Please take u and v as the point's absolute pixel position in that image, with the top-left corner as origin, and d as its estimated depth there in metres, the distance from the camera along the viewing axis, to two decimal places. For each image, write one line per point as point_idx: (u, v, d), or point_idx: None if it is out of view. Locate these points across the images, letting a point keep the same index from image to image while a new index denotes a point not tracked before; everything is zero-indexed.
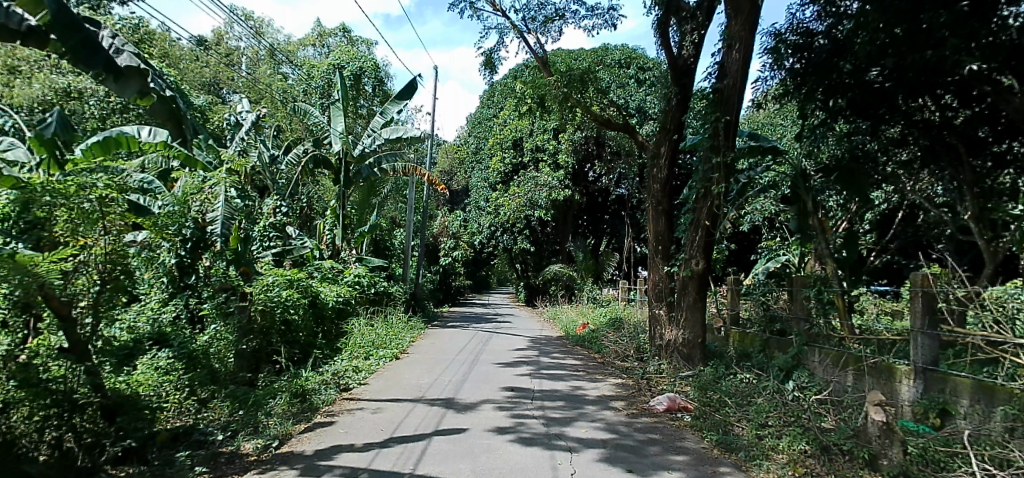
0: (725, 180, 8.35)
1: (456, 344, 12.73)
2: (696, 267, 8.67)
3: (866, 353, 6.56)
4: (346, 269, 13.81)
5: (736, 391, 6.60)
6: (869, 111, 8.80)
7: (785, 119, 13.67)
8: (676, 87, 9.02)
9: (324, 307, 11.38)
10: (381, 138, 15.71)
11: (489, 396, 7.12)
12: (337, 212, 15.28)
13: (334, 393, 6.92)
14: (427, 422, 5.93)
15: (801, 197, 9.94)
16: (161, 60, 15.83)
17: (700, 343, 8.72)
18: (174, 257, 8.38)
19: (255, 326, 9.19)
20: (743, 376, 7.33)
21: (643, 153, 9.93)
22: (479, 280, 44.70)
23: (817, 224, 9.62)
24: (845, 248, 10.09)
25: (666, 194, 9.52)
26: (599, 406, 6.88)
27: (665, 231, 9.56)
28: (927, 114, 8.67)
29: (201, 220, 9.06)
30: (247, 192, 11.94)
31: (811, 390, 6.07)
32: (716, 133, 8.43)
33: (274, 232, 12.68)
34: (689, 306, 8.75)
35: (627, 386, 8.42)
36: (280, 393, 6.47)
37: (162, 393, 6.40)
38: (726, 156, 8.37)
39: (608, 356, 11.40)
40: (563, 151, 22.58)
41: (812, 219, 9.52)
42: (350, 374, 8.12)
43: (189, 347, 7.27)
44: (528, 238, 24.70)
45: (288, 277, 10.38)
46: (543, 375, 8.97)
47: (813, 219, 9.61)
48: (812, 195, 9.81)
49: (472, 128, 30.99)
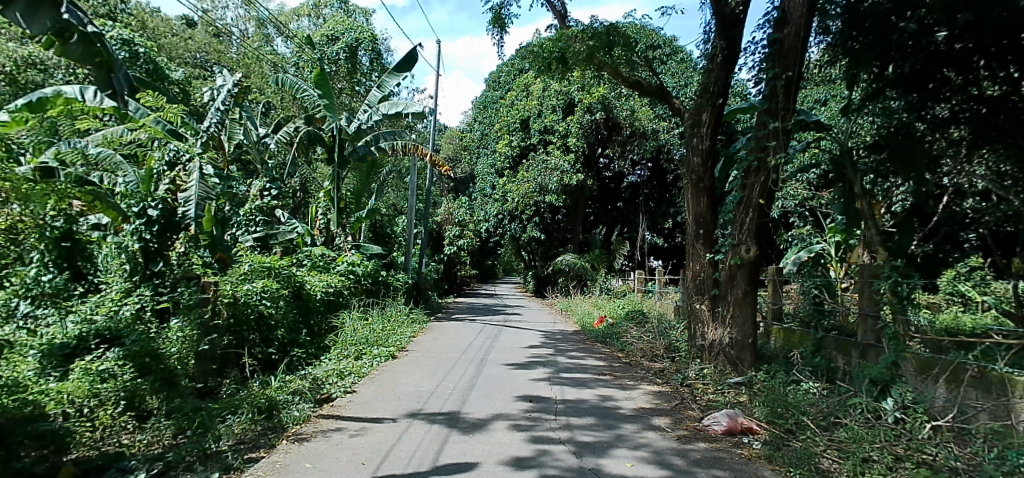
0: (784, 149, 6.97)
1: (461, 341, 11.29)
2: (747, 255, 7.29)
3: (967, 360, 4.93)
4: (338, 257, 12.40)
5: (813, 411, 5.24)
6: (919, 79, 7.18)
7: (828, 92, 12.21)
8: (721, 41, 7.60)
9: (316, 302, 9.76)
10: (378, 113, 13.92)
11: (502, 411, 5.75)
12: (330, 194, 13.61)
13: (306, 409, 5.48)
14: (426, 447, 4.64)
15: (849, 177, 8.47)
16: (138, 31, 14.52)
17: (751, 344, 7.36)
18: (136, 241, 7.68)
19: (224, 324, 7.19)
20: (817, 391, 5.94)
21: (679, 122, 8.51)
22: (485, 270, 43.08)
23: (868, 208, 8.16)
24: (898, 238, 8.39)
25: (709, 169, 8.02)
26: (639, 424, 5.47)
27: (707, 213, 8.08)
28: (987, 89, 7.05)
29: (169, 200, 8.51)
30: (226, 171, 10.71)
31: (916, 410, 4.81)
32: (775, 93, 7.07)
33: (260, 216, 11.55)
34: (737, 301, 7.41)
35: (666, 394, 6.97)
36: (240, 409, 5.13)
37: (94, 402, 5.05)
38: (785, 120, 7.01)
39: (634, 355, 10.00)
40: (573, 134, 21.06)
41: (863, 202, 8.08)
42: (330, 382, 6.71)
43: (144, 340, 5.92)
44: (538, 226, 23.24)
45: (267, 264, 8.63)
46: (565, 380, 7.57)
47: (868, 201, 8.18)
48: (859, 177, 8.36)
49: (479, 111, 29.49)
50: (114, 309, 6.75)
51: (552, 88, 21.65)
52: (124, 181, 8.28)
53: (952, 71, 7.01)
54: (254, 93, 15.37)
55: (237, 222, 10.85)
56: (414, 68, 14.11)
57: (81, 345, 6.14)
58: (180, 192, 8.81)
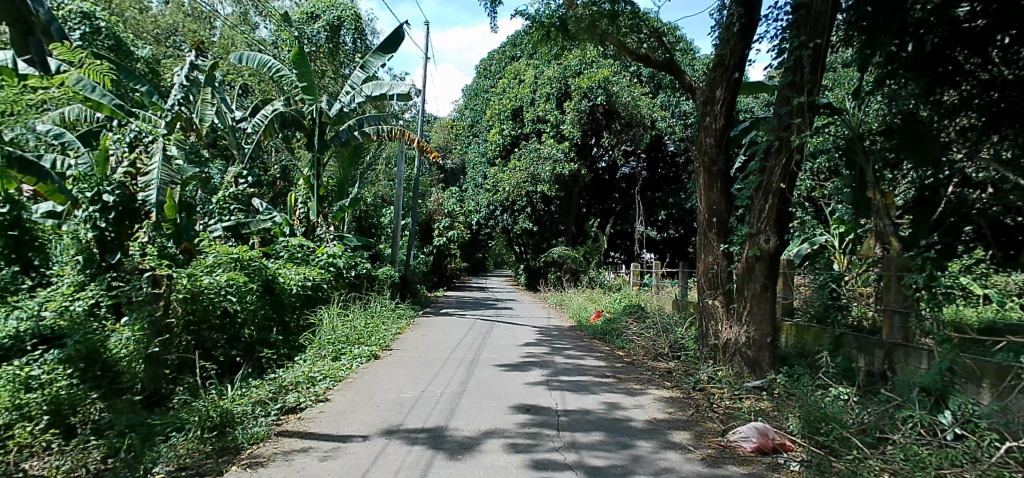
0: (810, 127, 6.26)
1: (450, 338, 10.52)
2: (767, 246, 6.57)
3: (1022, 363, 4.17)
4: (318, 248, 11.51)
5: (853, 425, 4.56)
6: (930, 63, 7.09)
7: (842, 75, 11.47)
8: (739, 8, 6.83)
9: (290, 297, 8.89)
10: (361, 95, 13.00)
11: (496, 426, 5.01)
12: (308, 181, 12.68)
13: (265, 424, 4.69)
14: (407, 473, 3.89)
15: (861, 165, 7.77)
16: (103, 6, 13.58)
17: (770, 344, 6.63)
18: (90, 229, 6.85)
19: (180, 322, 6.28)
20: (853, 403, 5.24)
21: (690, 100, 7.74)
22: (475, 262, 42.00)
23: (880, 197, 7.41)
24: (916, 229, 7.62)
25: (723, 151, 7.25)
26: (656, 441, 4.76)
27: (721, 201, 7.31)
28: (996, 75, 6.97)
29: (129, 184, 7.46)
30: (194, 154, 9.90)
31: (979, 425, 4.11)
32: (801, 64, 6.36)
33: (234, 203, 10.75)
34: (755, 296, 6.68)
35: (678, 401, 6.24)
36: (187, 426, 4.36)
37: (15, 416, 4.28)
38: (811, 95, 6.31)
39: (635, 354, 9.28)
40: (568, 121, 20.25)
41: (875, 190, 7.48)
42: (300, 389, 5.91)
43: (86, 339, 5.12)
44: (530, 217, 22.48)
45: (236, 255, 7.75)
46: (564, 384, 6.85)
47: (879, 190, 7.59)
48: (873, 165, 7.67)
49: (469, 99, 28.62)
50: (64, 305, 5.84)
51: (546, 75, 20.86)
52: (79, 162, 7.56)
53: (963, 53, 6.94)
54: (230, 74, 14.48)
55: (208, 210, 10.14)
56: (399, 47, 13.25)
57: (16, 346, 5.30)
58: (141, 176, 7.96)
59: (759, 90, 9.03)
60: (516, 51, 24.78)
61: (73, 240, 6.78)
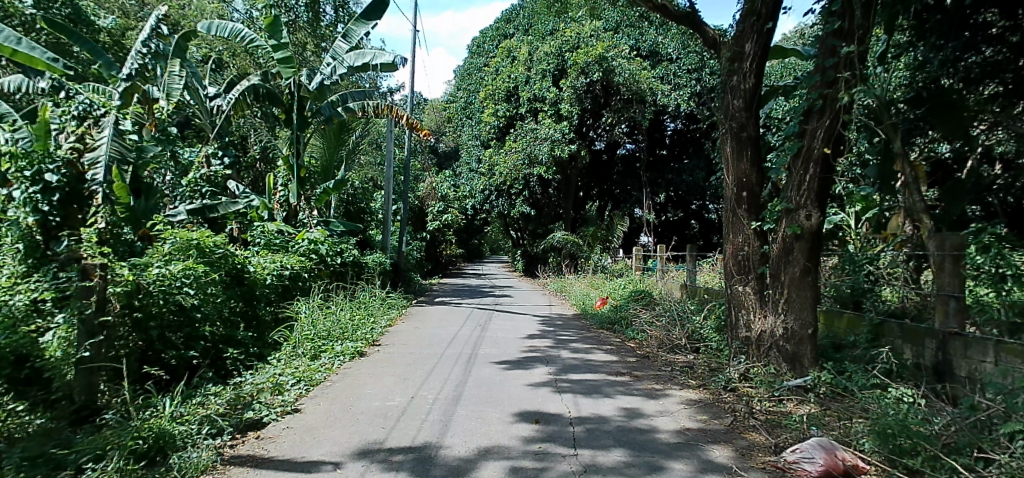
0: (860, 82, 5.33)
1: (445, 331, 9.59)
2: (808, 222, 5.67)
3: None
4: (299, 233, 10.50)
5: (936, 438, 3.70)
6: (956, 26, 6.06)
7: None
8: None
9: (262, 289, 7.93)
10: (343, 66, 11.87)
11: (498, 443, 4.10)
12: (288, 161, 11.63)
13: (211, 449, 3.79)
14: None
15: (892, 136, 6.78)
16: None
17: (810, 336, 5.76)
18: (30, 213, 5.79)
19: (127, 321, 5.33)
20: (926, 410, 4.36)
21: (715, 58, 6.81)
22: (471, 248, 41.01)
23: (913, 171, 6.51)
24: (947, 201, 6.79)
25: (754, 115, 6.33)
26: (693, 463, 3.85)
27: (752, 172, 6.38)
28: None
29: (76, 161, 6.38)
30: (160, 132, 8.96)
31: None
32: (850, 7, 5.41)
33: (205, 186, 9.81)
34: (793, 282, 5.79)
35: (710, 405, 5.37)
36: (108, 454, 3.42)
37: None
38: (862, 43, 5.40)
39: (648, 347, 8.38)
40: (566, 100, 19.09)
41: (906, 163, 6.59)
42: (264, 398, 4.99)
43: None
44: (528, 201, 21.51)
45: (198, 240, 6.75)
46: (573, 384, 5.94)
47: (906, 162, 6.71)
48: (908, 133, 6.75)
49: (463, 77, 27.46)
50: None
51: (542, 51, 19.74)
52: (14, 137, 6.55)
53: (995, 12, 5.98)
54: (202, 46, 13.38)
55: (178, 193, 9.50)
56: (384, 13, 12.18)
57: None
58: (88, 152, 6.93)
59: (788, 54, 8.08)
60: (511, 27, 23.66)
61: (10, 226, 5.70)
